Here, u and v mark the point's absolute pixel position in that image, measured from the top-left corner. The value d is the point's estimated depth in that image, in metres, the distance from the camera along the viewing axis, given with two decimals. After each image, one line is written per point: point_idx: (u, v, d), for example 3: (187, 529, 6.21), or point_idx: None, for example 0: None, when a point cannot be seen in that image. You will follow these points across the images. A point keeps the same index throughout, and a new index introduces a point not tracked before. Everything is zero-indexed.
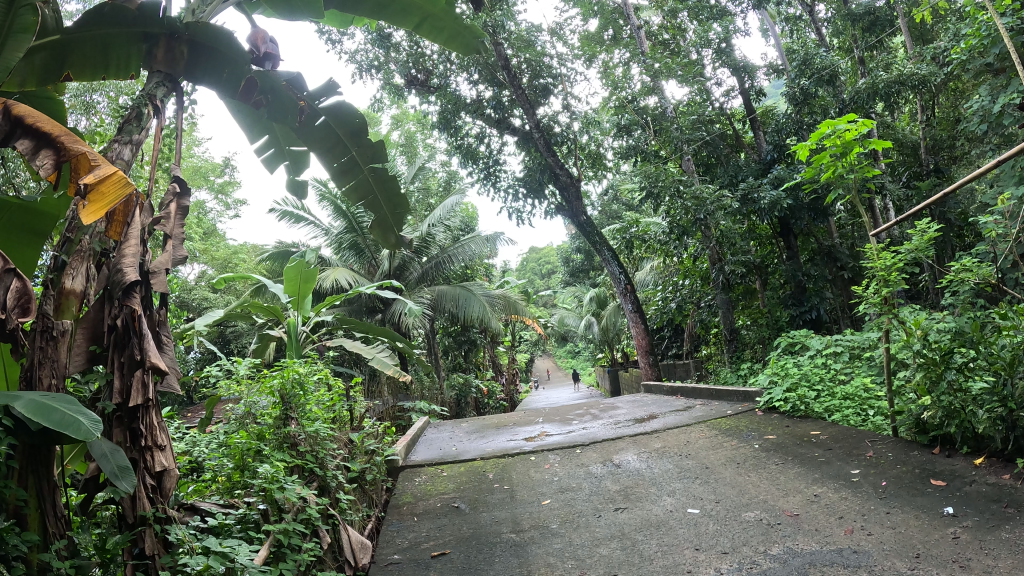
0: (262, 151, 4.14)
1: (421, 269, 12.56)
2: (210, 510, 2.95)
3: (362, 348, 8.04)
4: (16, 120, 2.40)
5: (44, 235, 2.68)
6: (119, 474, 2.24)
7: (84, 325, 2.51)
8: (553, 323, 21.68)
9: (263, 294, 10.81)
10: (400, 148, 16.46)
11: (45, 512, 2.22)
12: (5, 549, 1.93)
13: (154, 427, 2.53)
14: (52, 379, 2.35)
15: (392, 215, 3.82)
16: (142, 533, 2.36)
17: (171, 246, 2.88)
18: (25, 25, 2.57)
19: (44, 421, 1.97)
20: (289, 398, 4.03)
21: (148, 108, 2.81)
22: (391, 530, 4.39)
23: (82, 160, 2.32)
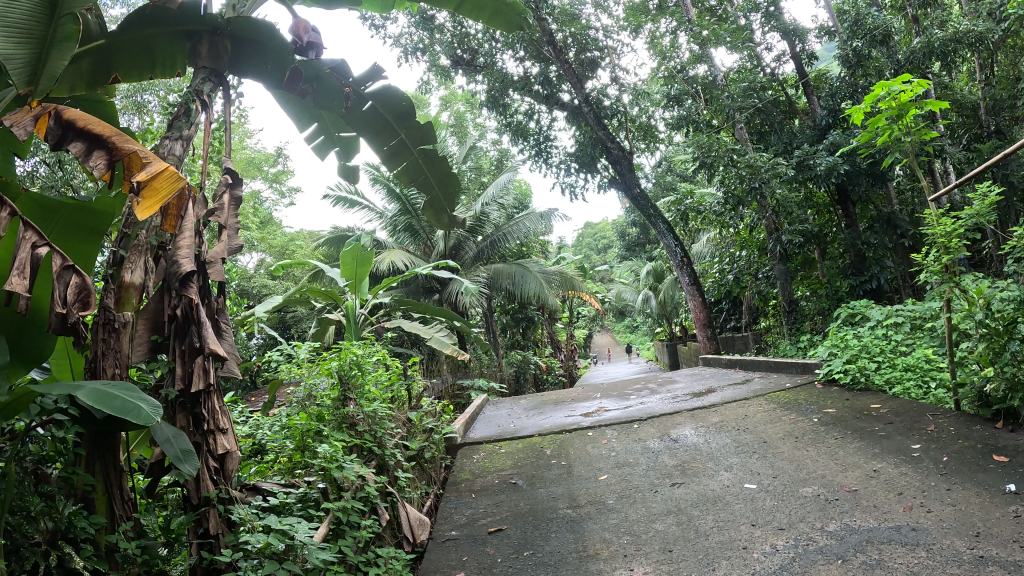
0: (313, 138, 4.22)
1: (476, 248, 12.69)
2: (271, 489, 3.07)
3: (421, 328, 8.14)
4: (67, 126, 2.50)
5: (103, 235, 2.71)
6: (182, 457, 2.35)
7: (145, 317, 2.64)
8: (610, 298, 21.48)
9: (322, 278, 11.04)
10: (451, 129, 16.51)
11: (112, 496, 2.35)
12: (74, 532, 2.07)
13: (216, 411, 2.64)
14: (116, 369, 2.44)
15: (444, 195, 3.93)
16: (205, 513, 2.48)
17: (226, 237, 2.96)
18: (67, 33, 2.51)
19: (107, 409, 2.08)
20: (347, 380, 4.13)
21: (195, 104, 2.86)
22: (449, 507, 4.49)
23: (135, 158, 2.43)
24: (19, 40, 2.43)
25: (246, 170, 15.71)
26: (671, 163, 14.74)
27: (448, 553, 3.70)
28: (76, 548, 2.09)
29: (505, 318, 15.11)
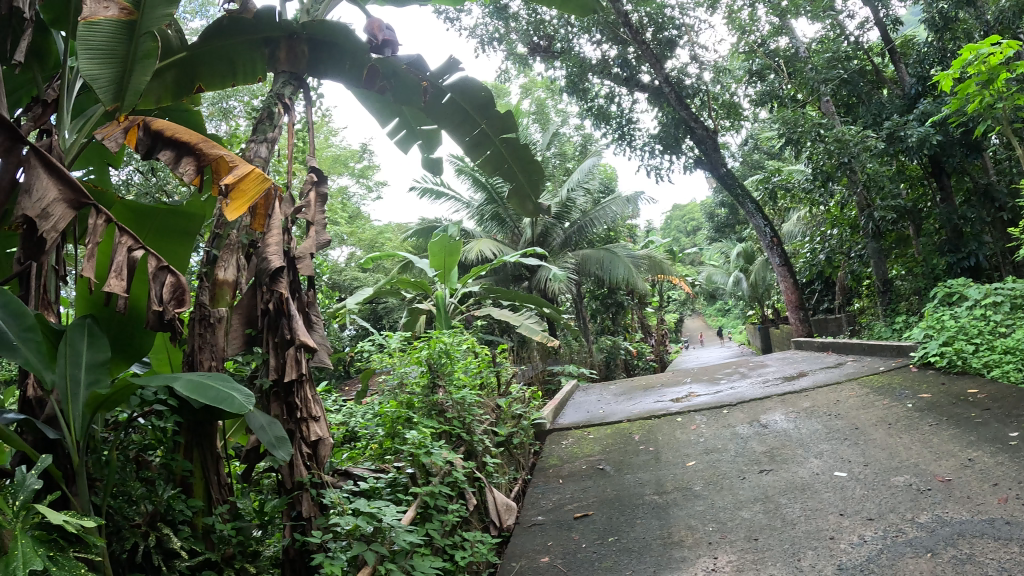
0: (394, 133, 4.35)
1: (564, 235, 12.67)
2: (362, 475, 3.17)
3: (511, 315, 8.25)
4: (156, 136, 2.63)
5: (193, 236, 2.82)
6: (275, 443, 2.48)
7: (239, 312, 2.85)
8: (700, 282, 21.00)
9: (411, 269, 11.32)
10: (533, 116, 16.52)
11: (209, 482, 2.50)
12: (172, 513, 2.24)
13: (308, 400, 2.78)
14: (212, 362, 2.59)
15: (529, 184, 3.93)
16: (299, 496, 2.60)
17: (314, 232, 3.03)
18: (146, 51, 2.67)
19: (201, 398, 2.18)
20: (436, 367, 4.25)
21: (277, 107, 3.03)
22: (538, 492, 4.54)
23: (222, 163, 2.57)
24: (103, 59, 2.61)
25: (332, 168, 16.21)
26: (758, 141, 14.25)
27: (533, 537, 3.76)
28: (174, 527, 2.26)
29: (594, 304, 15.03)
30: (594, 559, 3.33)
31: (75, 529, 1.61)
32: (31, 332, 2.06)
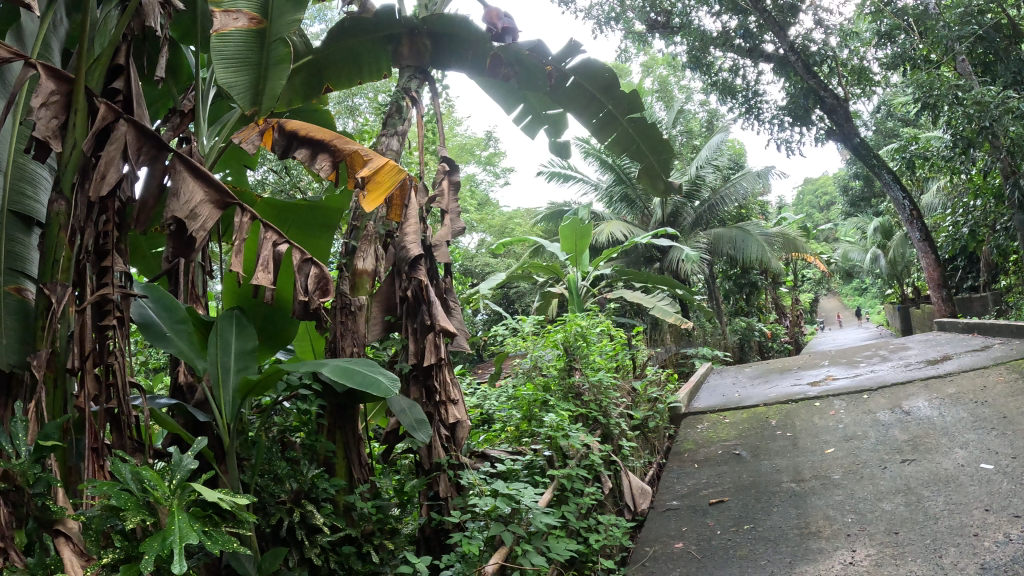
0: (520, 119, 3.81)
1: (694, 214, 12.33)
2: (498, 457, 2.63)
3: (643, 298, 8.12)
4: (290, 135, 2.48)
5: (331, 232, 2.56)
6: (417, 426, 2.18)
7: (378, 299, 2.52)
8: (835, 260, 19.89)
9: (542, 254, 11.37)
10: (656, 94, 16.15)
11: (351, 461, 2.31)
12: (314, 491, 2.12)
13: (448, 382, 2.45)
14: (354, 349, 2.32)
15: (659, 162, 3.65)
16: (437, 477, 2.36)
17: (449, 221, 2.62)
18: (280, 55, 2.56)
19: (348, 382, 1.83)
20: (573, 349, 3.81)
21: (405, 101, 2.91)
22: (673, 476, 4.35)
23: (357, 158, 2.44)
24: (237, 67, 2.51)
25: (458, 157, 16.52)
26: (891, 108, 13.29)
27: (668, 521, 3.65)
28: (317, 506, 2.12)
29: (727, 284, 14.51)
30: (727, 547, 3.26)
31: (227, 505, 1.55)
32: (183, 323, 2.05)
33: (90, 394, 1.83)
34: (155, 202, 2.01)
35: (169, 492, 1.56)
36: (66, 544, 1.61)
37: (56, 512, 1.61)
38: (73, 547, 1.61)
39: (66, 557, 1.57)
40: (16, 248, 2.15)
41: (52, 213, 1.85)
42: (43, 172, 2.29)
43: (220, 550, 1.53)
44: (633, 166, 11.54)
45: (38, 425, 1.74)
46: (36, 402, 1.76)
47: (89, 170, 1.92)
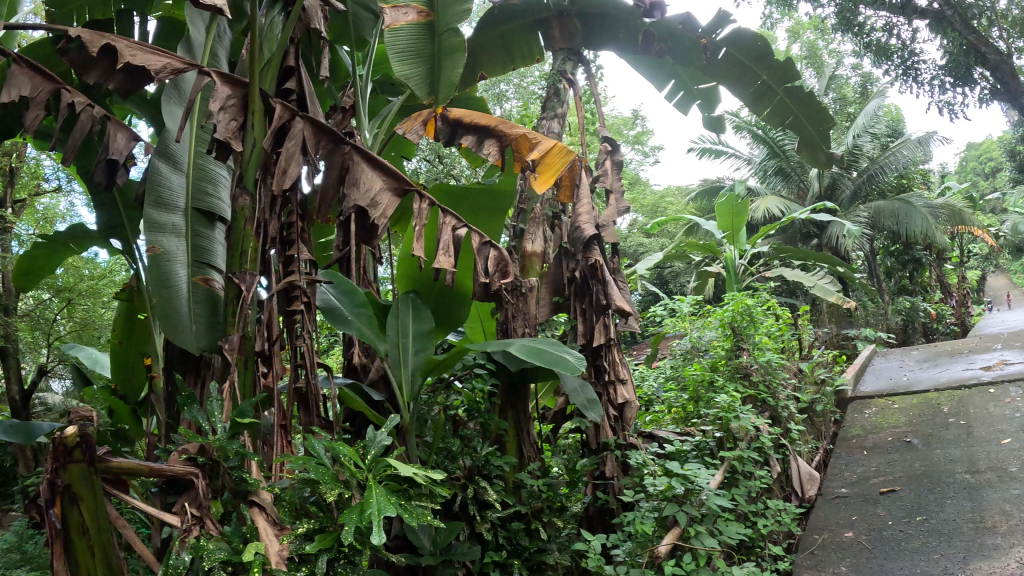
0: (671, 96, 3.72)
1: (852, 186, 11.37)
2: (668, 437, 2.58)
3: (803, 276, 7.72)
4: (454, 121, 2.36)
5: (504, 212, 2.39)
6: (589, 405, 2.13)
7: (547, 279, 2.52)
8: (1013, 231, 18.00)
9: (698, 231, 11.00)
10: (807, 60, 15.20)
11: (522, 439, 2.32)
12: (487, 467, 2.09)
13: (618, 362, 2.43)
14: (525, 329, 2.32)
15: (818, 131, 3.48)
16: (604, 457, 2.35)
17: (615, 202, 2.56)
18: (452, 46, 2.55)
19: (534, 359, 1.79)
20: (742, 329, 3.51)
21: (562, 83, 2.90)
22: (841, 462, 4.12)
23: (523, 141, 2.27)
24: (412, 59, 2.57)
25: None
26: None
27: (837, 509, 3.45)
28: (489, 483, 2.10)
29: None
30: (899, 539, 3.06)
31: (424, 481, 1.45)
32: (363, 306, 1.98)
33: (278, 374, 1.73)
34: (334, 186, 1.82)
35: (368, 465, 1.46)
36: (261, 515, 1.52)
37: (251, 483, 1.54)
38: (268, 518, 1.52)
39: (262, 527, 1.49)
40: (201, 242, 1.88)
41: (237, 206, 1.74)
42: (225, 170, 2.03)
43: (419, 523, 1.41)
44: (787, 138, 11.53)
45: (227, 400, 1.66)
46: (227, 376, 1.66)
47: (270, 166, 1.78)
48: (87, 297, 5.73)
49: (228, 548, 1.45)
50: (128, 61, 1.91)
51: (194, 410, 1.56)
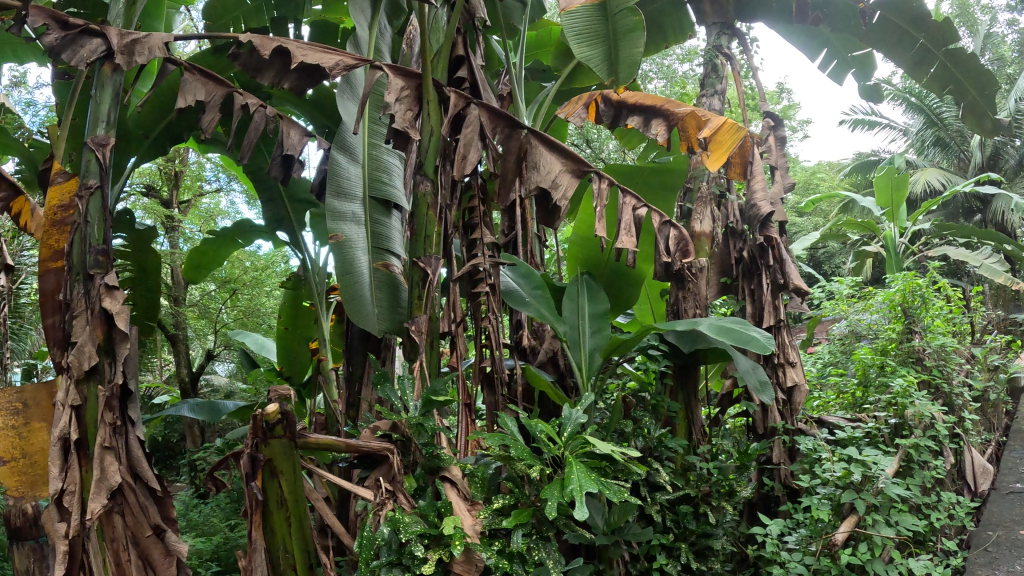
0: (826, 65, 3.74)
1: (1020, 154, 10.74)
2: (838, 425, 2.81)
3: (968, 255, 7.50)
4: (619, 105, 2.77)
5: (671, 187, 2.65)
6: (759, 388, 2.32)
7: (716, 262, 2.90)
8: None
9: (852, 208, 11.15)
10: (961, 18, 14.11)
11: (691, 423, 2.55)
12: (659, 449, 2.33)
13: (785, 344, 2.69)
14: (695, 310, 2.56)
15: (982, 97, 3.30)
16: (771, 441, 2.61)
17: (780, 176, 2.76)
18: (630, 25, 2.55)
19: (727, 340, 1.99)
20: (913, 312, 3.31)
21: (720, 58, 3.16)
22: (1017, 456, 3.84)
23: (690, 118, 2.60)
24: (590, 41, 2.60)
25: None
26: None
27: (1012, 506, 3.22)
28: (660, 463, 2.33)
29: None
30: None
31: (618, 456, 1.64)
32: (540, 289, 2.24)
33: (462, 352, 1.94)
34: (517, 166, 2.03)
35: (563, 442, 1.70)
36: (452, 490, 1.64)
37: (442, 459, 1.66)
38: (459, 493, 1.64)
39: (455, 502, 1.60)
40: (380, 229, 2.24)
41: (421, 194, 1.96)
42: (392, 158, 2.39)
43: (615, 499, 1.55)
44: (945, 108, 11.16)
45: (420, 381, 1.84)
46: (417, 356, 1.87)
47: (448, 153, 1.99)
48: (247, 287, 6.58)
49: (425, 520, 1.52)
50: (303, 61, 2.01)
51: (387, 388, 1.69)
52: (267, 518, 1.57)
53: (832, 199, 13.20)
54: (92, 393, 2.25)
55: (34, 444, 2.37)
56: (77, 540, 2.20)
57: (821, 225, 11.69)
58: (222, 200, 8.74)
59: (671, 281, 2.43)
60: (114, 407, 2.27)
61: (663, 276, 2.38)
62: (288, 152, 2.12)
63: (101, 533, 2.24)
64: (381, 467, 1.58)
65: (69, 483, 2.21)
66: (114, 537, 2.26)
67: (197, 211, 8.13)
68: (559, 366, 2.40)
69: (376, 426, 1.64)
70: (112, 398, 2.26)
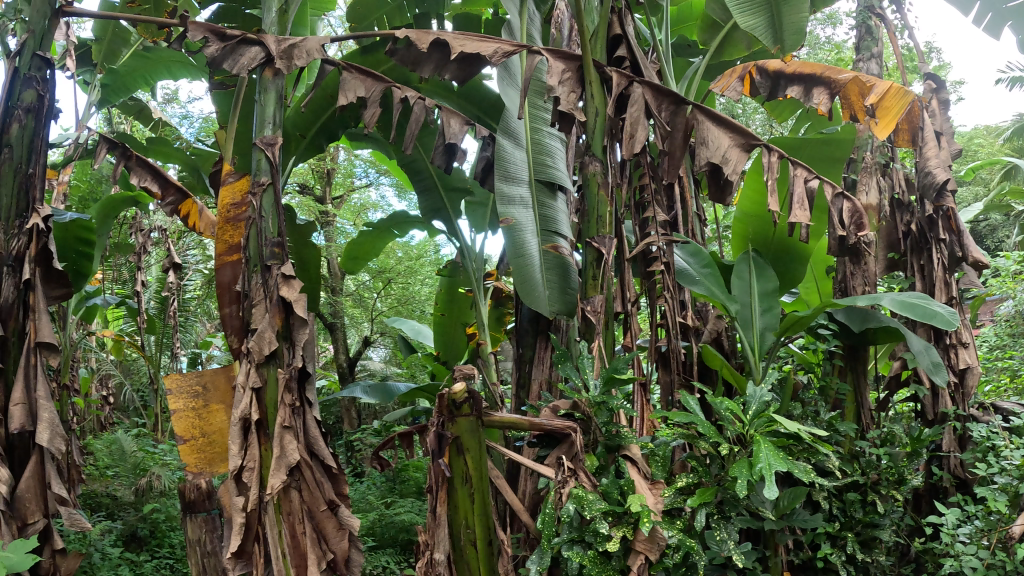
0: (980, 20, 3.56)
1: None
2: (1013, 410, 2.79)
3: None
4: (776, 75, 2.85)
5: (841, 155, 2.99)
6: (933, 369, 2.50)
7: (884, 236, 3.13)
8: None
9: (1019, 176, 10.33)
10: None
11: (860, 406, 2.81)
12: (831, 435, 2.54)
13: (958, 326, 2.80)
14: (864, 287, 2.85)
15: None
16: (944, 426, 2.72)
17: (946, 142, 3.04)
18: None
19: (911, 315, 2.37)
20: None
21: (873, 19, 3.21)
22: None
23: (855, 86, 2.73)
24: (752, 11, 3.13)
25: None
26: None
27: None
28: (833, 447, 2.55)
29: None
30: None
31: (804, 436, 2.13)
32: (709, 268, 2.87)
33: (635, 330, 2.67)
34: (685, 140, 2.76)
35: (749, 421, 2.22)
36: (634, 467, 2.22)
37: (621, 438, 2.25)
38: (640, 470, 2.21)
39: (636, 482, 2.15)
40: (544, 213, 3.09)
41: (591, 174, 2.72)
42: (553, 141, 3.28)
43: (801, 476, 2.02)
44: None
45: (596, 363, 2.46)
46: (596, 339, 2.56)
47: (612, 134, 2.74)
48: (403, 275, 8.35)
49: (610, 498, 2.08)
50: (462, 50, 2.78)
51: (569, 368, 2.36)
52: (450, 496, 2.04)
53: (995, 165, 12.30)
54: (271, 376, 2.80)
55: (212, 425, 3.15)
56: (255, 513, 2.75)
57: (982, 197, 10.92)
58: (373, 192, 9.18)
59: (848, 255, 2.69)
60: (292, 390, 2.80)
61: (839, 250, 2.65)
62: (450, 139, 3.09)
63: (279, 508, 2.73)
64: (562, 446, 2.13)
65: (247, 460, 2.74)
66: (290, 512, 2.74)
67: (349, 205, 8.70)
68: (723, 348, 3.09)
69: (559, 407, 2.29)
70: (290, 380, 2.80)
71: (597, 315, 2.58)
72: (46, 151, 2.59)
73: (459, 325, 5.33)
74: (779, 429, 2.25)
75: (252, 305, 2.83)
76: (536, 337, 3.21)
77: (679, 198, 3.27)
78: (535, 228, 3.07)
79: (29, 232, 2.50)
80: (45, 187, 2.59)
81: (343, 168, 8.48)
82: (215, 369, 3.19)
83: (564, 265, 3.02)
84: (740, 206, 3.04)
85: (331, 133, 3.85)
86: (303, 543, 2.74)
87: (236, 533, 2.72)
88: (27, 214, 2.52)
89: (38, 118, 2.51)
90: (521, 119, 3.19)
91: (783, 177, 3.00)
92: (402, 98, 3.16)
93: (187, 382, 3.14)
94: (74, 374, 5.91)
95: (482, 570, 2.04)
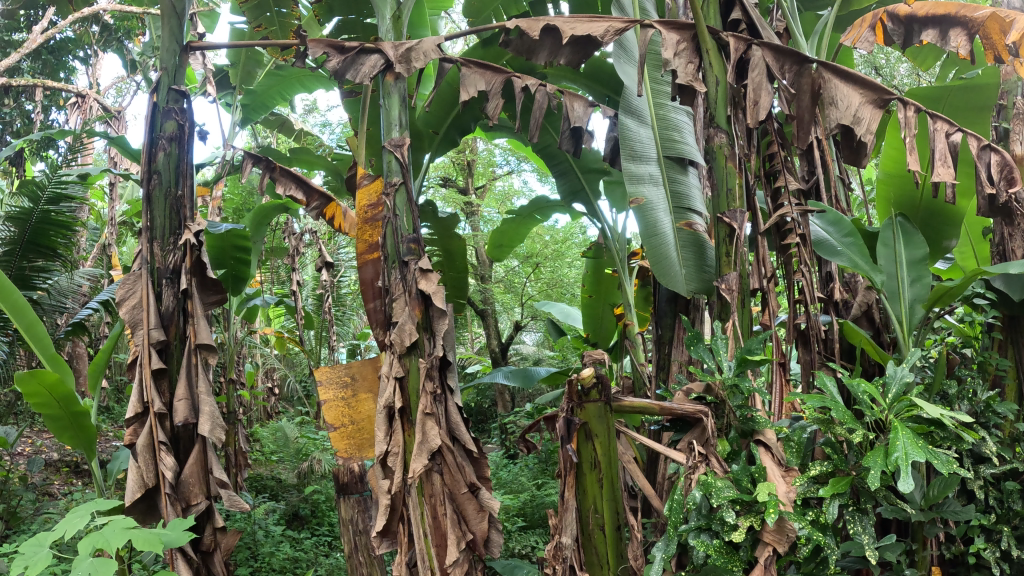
0: None
1: None
2: None
3: None
4: (908, 20, 2.66)
5: (988, 105, 2.76)
6: None
7: None
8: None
9: None
10: None
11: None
12: (990, 417, 2.32)
13: None
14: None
15: None
16: None
17: None
18: None
19: None
20: None
21: None
22: None
23: (994, 21, 2.48)
24: None
25: None
26: None
27: None
28: (989, 430, 2.34)
29: None
30: None
31: (948, 423, 1.86)
32: (850, 238, 2.66)
33: (772, 308, 2.51)
34: (814, 102, 2.58)
35: (888, 405, 2.00)
36: (767, 455, 2.06)
37: (754, 425, 2.11)
38: (773, 458, 2.05)
39: (768, 470, 2.00)
40: (679, 191, 3.05)
41: (718, 146, 2.51)
42: (680, 116, 3.21)
43: (942, 469, 1.79)
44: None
45: (729, 343, 2.33)
46: (729, 319, 2.42)
47: (735, 100, 2.55)
48: (550, 258, 8.53)
49: (735, 489, 1.94)
50: (573, 34, 2.72)
51: (702, 351, 2.22)
52: (578, 480, 2.04)
53: None
54: (414, 365, 2.93)
55: (361, 414, 3.38)
56: (398, 495, 2.92)
57: None
58: (515, 180, 9.33)
59: (1001, 216, 2.42)
60: (434, 377, 2.91)
61: (989, 211, 2.39)
62: (573, 123, 3.07)
63: (421, 490, 2.85)
64: (694, 432, 2.10)
65: (392, 446, 2.91)
66: (432, 494, 2.85)
67: (492, 194, 8.89)
68: (874, 322, 2.82)
69: (691, 390, 2.19)
70: (431, 368, 2.91)
71: (733, 293, 2.41)
72: (191, 173, 2.88)
73: (606, 306, 5.32)
74: (921, 414, 2.01)
75: (393, 299, 2.98)
76: (676, 318, 3.21)
77: (819, 162, 3.04)
78: (667, 207, 3.02)
79: (183, 247, 2.82)
80: (194, 205, 2.90)
81: (483, 159, 8.64)
82: (362, 360, 3.40)
83: (700, 242, 2.95)
84: (881, 168, 2.81)
85: (462, 126, 3.97)
86: (443, 524, 2.83)
87: (382, 513, 2.93)
88: (180, 231, 2.83)
89: (182, 143, 2.84)
90: (642, 96, 3.12)
91: (923, 132, 2.76)
92: (523, 86, 3.16)
93: (336, 374, 3.36)
94: (243, 369, 6.56)
95: (612, 555, 2.04)
